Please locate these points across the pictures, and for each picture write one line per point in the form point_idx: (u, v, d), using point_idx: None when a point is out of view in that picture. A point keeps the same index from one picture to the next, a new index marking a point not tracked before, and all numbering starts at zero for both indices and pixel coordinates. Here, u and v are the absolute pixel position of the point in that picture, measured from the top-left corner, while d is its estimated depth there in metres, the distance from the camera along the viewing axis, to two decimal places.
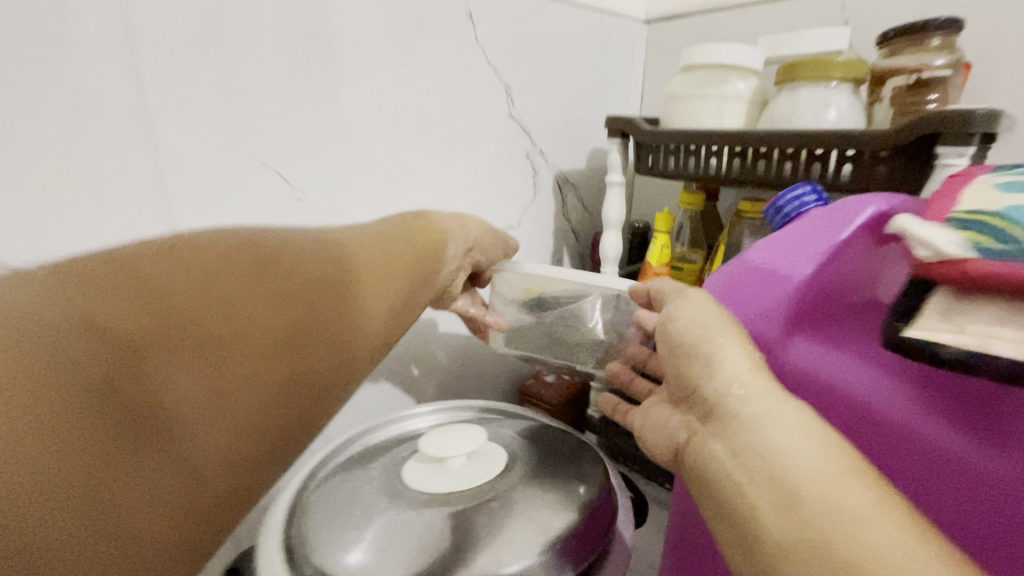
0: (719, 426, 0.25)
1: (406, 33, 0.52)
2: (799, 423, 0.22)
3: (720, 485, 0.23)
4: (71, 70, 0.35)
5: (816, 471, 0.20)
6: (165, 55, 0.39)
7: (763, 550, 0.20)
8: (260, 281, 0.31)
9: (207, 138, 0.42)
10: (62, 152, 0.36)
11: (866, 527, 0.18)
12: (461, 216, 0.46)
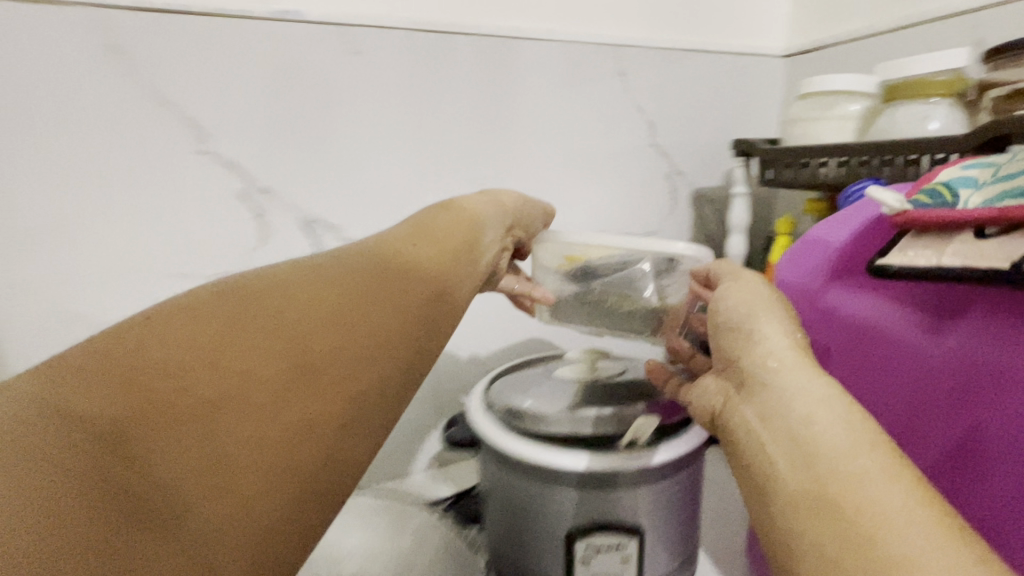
0: (749, 393, 0.33)
1: (574, 92, 0.74)
2: (822, 399, 0.29)
3: (749, 441, 0.31)
4: (386, 137, 0.65)
5: (833, 439, 0.27)
6: (432, 126, 0.67)
7: (781, 493, 0.27)
8: (269, 305, 0.31)
9: (446, 169, 0.69)
10: (378, 179, 0.66)
11: (873, 485, 0.25)
12: (494, 192, 0.51)
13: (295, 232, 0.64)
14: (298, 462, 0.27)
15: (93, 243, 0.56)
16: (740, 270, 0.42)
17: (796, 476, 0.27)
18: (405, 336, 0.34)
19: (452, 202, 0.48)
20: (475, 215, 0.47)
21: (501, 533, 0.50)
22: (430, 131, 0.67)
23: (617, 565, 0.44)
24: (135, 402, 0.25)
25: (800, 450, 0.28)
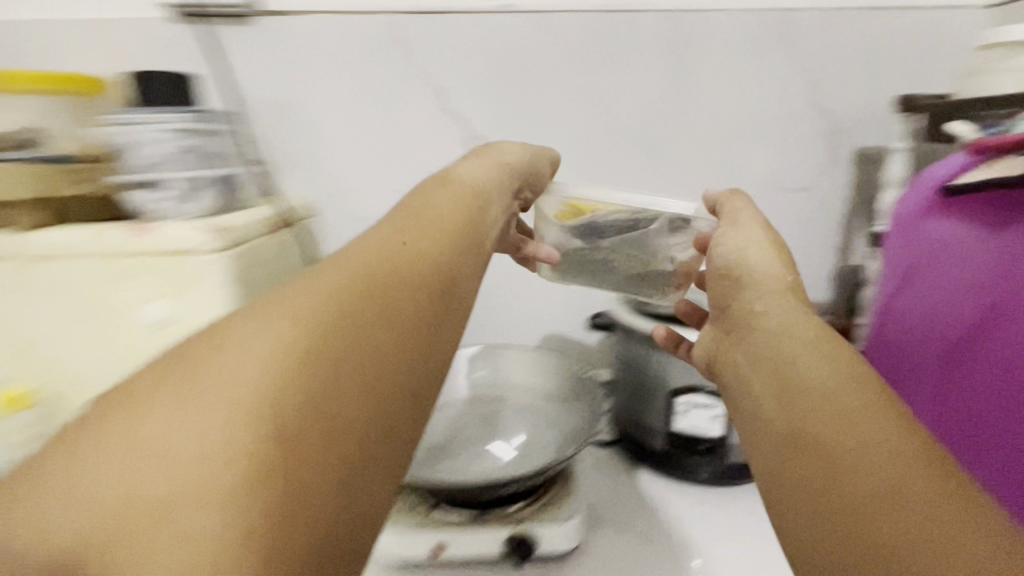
0: (743, 338, 0.40)
1: (729, 56, 0.79)
2: (812, 341, 0.35)
3: (748, 381, 0.37)
4: (558, 100, 0.81)
5: (818, 376, 0.33)
6: (598, 88, 0.81)
7: (769, 426, 0.34)
8: (267, 332, 0.30)
9: (608, 126, 0.82)
10: (554, 132, 0.83)
11: (850, 415, 0.30)
12: (490, 148, 0.53)
13: None
14: (355, 466, 0.28)
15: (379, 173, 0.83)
16: (742, 211, 0.49)
17: (789, 413, 0.33)
18: (421, 330, 0.33)
19: (443, 180, 0.45)
20: (471, 194, 0.44)
21: (620, 396, 0.68)
22: (616, 95, 0.81)
23: (705, 421, 0.59)
24: (166, 475, 0.25)
25: (799, 401, 0.33)
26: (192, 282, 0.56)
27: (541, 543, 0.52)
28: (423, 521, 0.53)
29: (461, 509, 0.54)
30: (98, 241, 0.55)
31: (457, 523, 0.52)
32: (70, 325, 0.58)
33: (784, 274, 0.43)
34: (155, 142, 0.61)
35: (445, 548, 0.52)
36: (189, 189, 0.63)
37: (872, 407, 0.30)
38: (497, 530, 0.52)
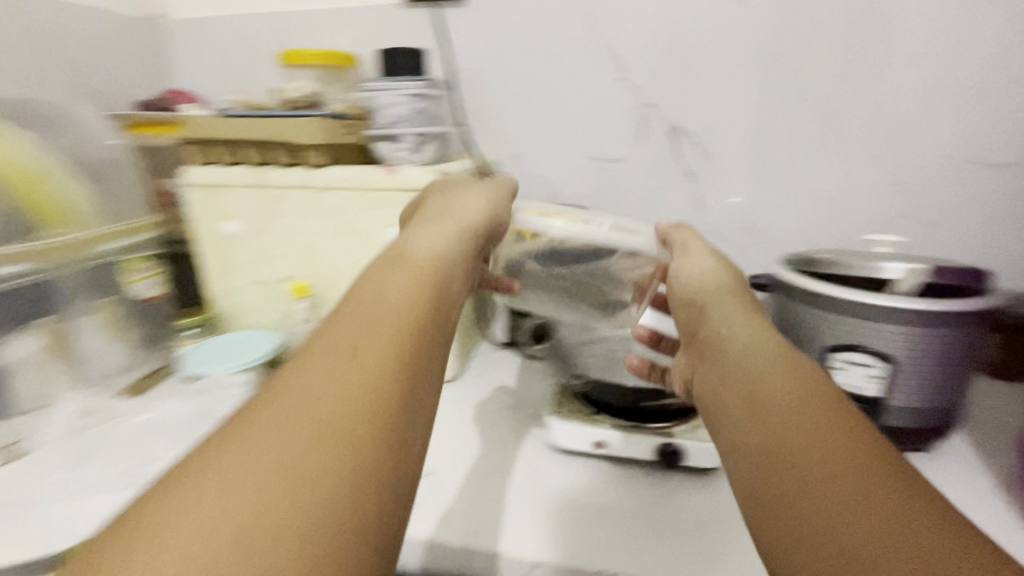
0: (712, 363, 0.45)
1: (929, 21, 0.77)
2: (773, 361, 0.41)
3: (719, 411, 0.42)
4: (734, 69, 0.86)
5: (775, 390, 0.39)
6: (777, 57, 0.84)
7: (740, 443, 0.39)
8: (235, 445, 0.30)
9: (784, 94, 0.85)
10: (727, 100, 0.88)
11: (802, 422, 0.36)
12: (445, 203, 0.57)
13: (665, 136, 0.92)
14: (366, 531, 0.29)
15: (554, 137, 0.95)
16: (689, 241, 0.58)
17: (754, 431, 0.38)
18: (395, 372, 0.35)
19: (402, 253, 0.45)
20: (433, 260, 0.45)
21: None
22: (784, 67, 0.84)
23: (865, 381, 0.62)
24: None
25: (762, 414, 0.38)
26: None
27: (687, 456, 0.60)
28: (587, 422, 0.64)
29: (618, 418, 0.64)
30: (358, 178, 0.73)
31: (615, 427, 0.63)
32: (335, 241, 0.77)
33: (738, 305, 0.48)
34: (394, 107, 0.78)
35: (604, 446, 0.62)
36: (415, 144, 0.79)
37: (823, 421, 0.36)
38: (650, 437, 0.61)
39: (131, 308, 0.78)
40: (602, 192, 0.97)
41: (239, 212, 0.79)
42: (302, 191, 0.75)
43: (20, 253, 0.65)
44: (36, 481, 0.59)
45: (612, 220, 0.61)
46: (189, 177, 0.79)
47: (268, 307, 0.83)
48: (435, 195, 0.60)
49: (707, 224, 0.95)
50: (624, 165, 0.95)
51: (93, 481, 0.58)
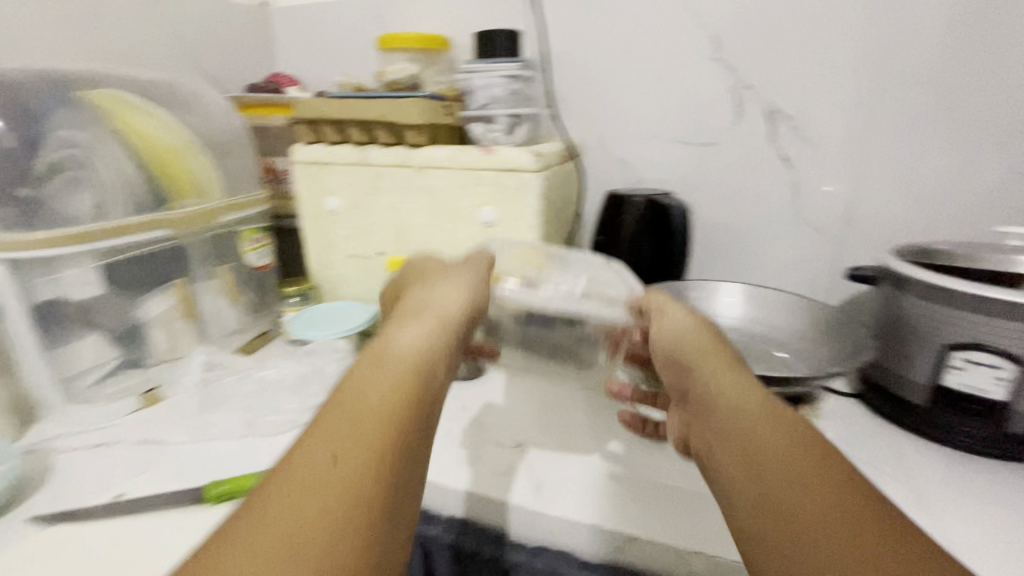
0: (705, 427, 0.43)
1: None
2: (765, 410, 0.40)
3: (716, 476, 0.40)
4: (844, 46, 0.82)
5: (768, 438, 0.38)
6: (892, 34, 0.79)
7: (739, 495, 0.37)
8: (220, 561, 0.28)
9: (897, 73, 0.81)
10: (834, 79, 0.84)
11: (797, 466, 0.35)
12: (417, 291, 0.50)
13: (760, 117, 0.89)
14: None
15: (642, 121, 0.94)
16: (666, 303, 0.53)
17: (752, 483, 0.36)
18: (395, 421, 0.36)
19: (380, 347, 0.41)
20: (413, 349, 0.41)
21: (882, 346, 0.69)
22: (897, 46, 0.79)
23: (988, 382, 0.57)
24: None
25: (759, 464, 0.37)
26: (518, 193, 0.74)
27: None
28: None
29: None
30: (456, 158, 0.75)
31: None
32: (430, 218, 0.80)
33: (731, 366, 0.46)
34: (489, 88, 0.79)
35: None
36: (508, 124, 0.80)
37: (819, 468, 0.35)
38: None
39: (245, 274, 0.86)
40: (690, 177, 0.95)
41: (341, 189, 0.83)
42: (402, 169, 0.79)
43: (167, 220, 0.71)
44: (173, 425, 0.66)
45: (578, 283, 0.57)
46: (296, 155, 0.84)
47: (364, 280, 0.88)
48: (412, 282, 0.54)
49: (802, 212, 0.91)
50: (715, 150, 0.92)
51: (222, 429, 0.65)
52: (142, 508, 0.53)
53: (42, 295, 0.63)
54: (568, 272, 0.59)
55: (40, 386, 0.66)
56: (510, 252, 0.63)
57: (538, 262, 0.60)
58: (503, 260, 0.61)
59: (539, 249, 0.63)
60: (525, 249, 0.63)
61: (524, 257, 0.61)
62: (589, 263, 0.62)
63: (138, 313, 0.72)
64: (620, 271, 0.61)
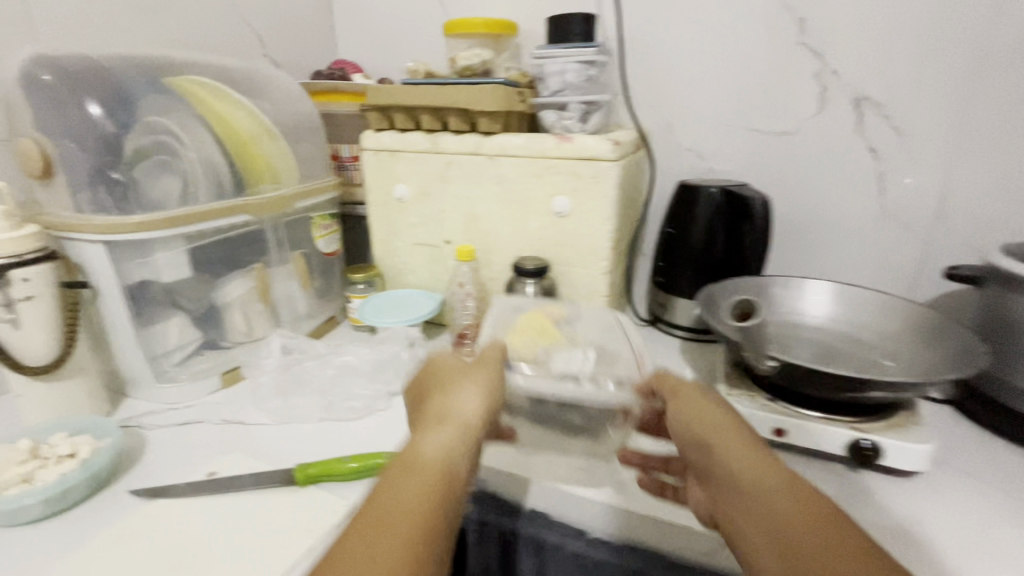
0: (732, 513, 0.42)
1: None
2: (783, 486, 0.40)
3: (751, 559, 0.39)
4: (948, 28, 0.76)
5: (787, 516, 0.38)
6: (1005, 15, 0.73)
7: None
8: None
9: (1008, 57, 0.74)
10: (933, 64, 0.78)
11: (822, 541, 0.36)
12: (438, 395, 0.47)
13: (847, 105, 0.84)
14: None
15: (716, 109, 0.90)
16: (678, 382, 0.51)
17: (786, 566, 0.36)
18: (423, 526, 0.36)
19: (398, 456, 0.41)
20: (434, 458, 0.40)
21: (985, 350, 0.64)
22: (1008, 27, 0.73)
23: None
24: None
25: (790, 548, 0.37)
26: (594, 183, 0.72)
27: (885, 454, 0.55)
28: (765, 408, 0.61)
29: (800, 406, 0.61)
30: (529, 146, 0.74)
31: (796, 416, 0.60)
32: (501, 207, 0.79)
33: (748, 440, 0.45)
34: (563, 74, 0.77)
35: (785, 434, 0.59)
36: (582, 112, 0.78)
37: (846, 544, 0.35)
38: (842, 431, 0.57)
39: (315, 259, 0.88)
40: (765, 168, 0.91)
41: (409, 177, 0.83)
42: (473, 157, 0.78)
43: (248, 206, 0.72)
44: (255, 406, 0.68)
45: (590, 360, 0.52)
46: (365, 142, 0.84)
47: (430, 269, 0.88)
48: (429, 382, 0.49)
49: (888, 206, 0.86)
50: (795, 140, 0.88)
51: (302, 412, 0.66)
52: (236, 486, 0.54)
53: (134, 276, 0.65)
54: (580, 348, 0.55)
55: (132, 364, 0.68)
56: (515, 324, 0.59)
57: (548, 337, 0.55)
58: (509, 337, 0.56)
59: (548, 316, 0.60)
60: (534, 316, 0.59)
61: (531, 328, 0.57)
62: (596, 333, 0.59)
63: (216, 295, 0.74)
64: (628, 337, 0.58)
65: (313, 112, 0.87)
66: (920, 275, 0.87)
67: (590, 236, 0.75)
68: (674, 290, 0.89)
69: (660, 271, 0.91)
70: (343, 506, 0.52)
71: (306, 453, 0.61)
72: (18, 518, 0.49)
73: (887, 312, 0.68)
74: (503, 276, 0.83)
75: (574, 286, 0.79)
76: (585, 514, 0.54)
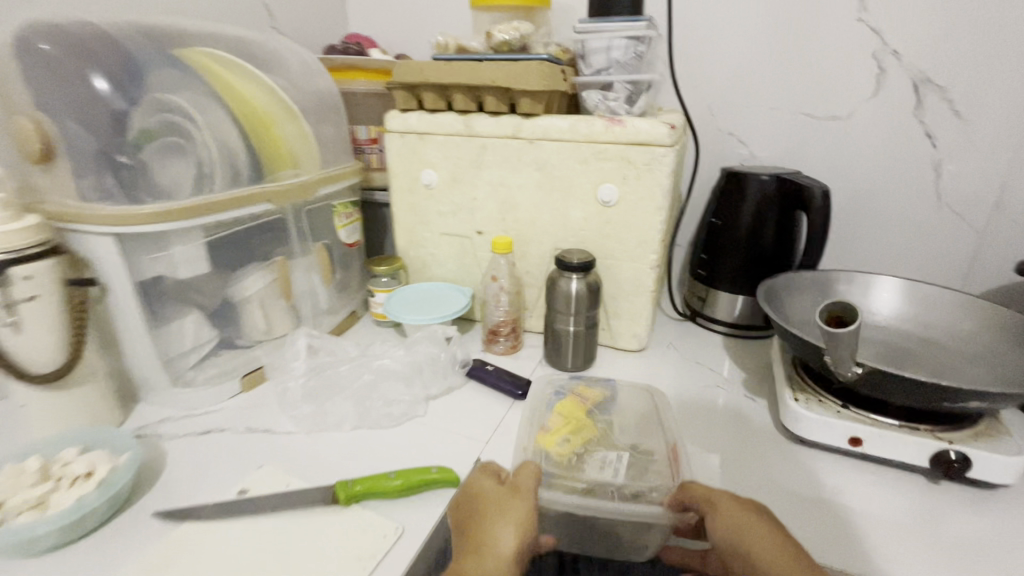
0: None
1: None
2: None
3: None
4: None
5: None
6: None
7: None
8: None
9: None
10: (1006, 44, 0.73)
11: None
12: (475, 522, 0.46)
13: (906, 88, 0.78)
14: None
15: (763, 91, 0.84)
16: (712, 492, 0.48)
17: None
18: None
19: None
20: None
21: None
22: None
23: None
24: None
25: None
26: (646, 170, 0.67)
27: (975, 465, 0.52)
28: (840, 415, 0.57)
29: (877, 413, 0.56)
30: (575, 129, 0.68)
31: (876, 423, 0.55)
32: (541, 196, 0.73)
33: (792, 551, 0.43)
34: (609, 50, 0.70)
35: (861, 443, 0.56)
36: (627, 92, 0.72)
37: None
38: (926, 441, 0.53)
39: (336, 250, 0.82)
40: (814, 154, 0.85)
41: (440, 162, 0.77)
42: (512, 141, 0.72)
43: (271, 193, 0.66)
44: (282, 412, 0.62)
45: (621, 466, 0.55)
46: (391, 123, 0.77)
47: (459, 261, 0.83)
48: (466, 501, 0.48)
49: (943, 196, 0.81)
50: (848, 124, 0.82)
51: (336, 419, 0.61)
52: (274, 505, 0.50)
53: (147, 272, 0.59)
54: (614, 448, 0.58)
55: (145, 368, 0.62)
56: (550, 416, 0.61)
57: (581, 435, 0.58)
58: (548, 430, 0.59)
59: (581, 406, 0.63)
60: (568, 407, 0.62)
61: (567, 424, 0.59)
62: (630, 428, 0.62)
63: (234, 290, 0.68)
64: (663, 429, 0.60)
65: (332, 91, 0.80)
66: (971, 266, 0.83)
67: (639, 228, 0.70)
68: (718, 284, 0.84)
69: (701, 264, 0.86)
70: (395, 529, 0.48)
71: (346, 465, 0.56)
72: (31, 549, 0.44)
73: (953, 310, 0.66)
74: (540, 269, 0.78)
75: (618, 280, 0.74)
76: (655, 534, 0.50)
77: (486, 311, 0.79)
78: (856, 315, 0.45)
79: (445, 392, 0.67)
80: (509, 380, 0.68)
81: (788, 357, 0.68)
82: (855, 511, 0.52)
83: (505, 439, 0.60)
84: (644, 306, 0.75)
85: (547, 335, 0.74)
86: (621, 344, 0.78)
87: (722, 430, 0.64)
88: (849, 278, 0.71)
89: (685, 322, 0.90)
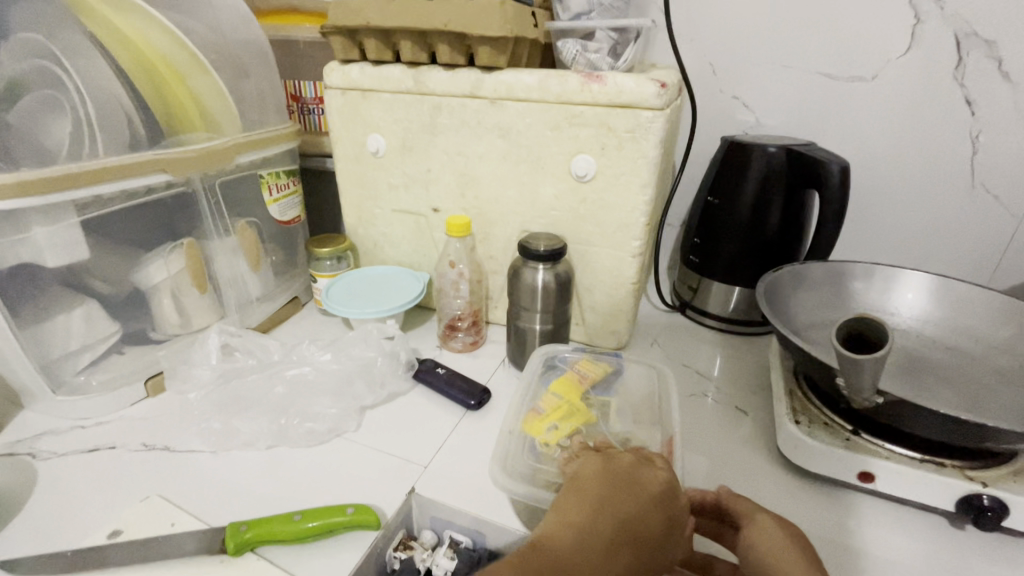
0: None
1: None
2: None
3: None
4: None
5: None
6: None
7: None
8: None
9: None
10: None
11: None
12: (635, 534, 0.36)
13: (947, 43, 0.65)
14: None
15: (775, 45, 0.71)
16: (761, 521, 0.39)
17: None
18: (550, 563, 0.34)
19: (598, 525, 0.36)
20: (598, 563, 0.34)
21: None
22: None
23: None
24: None
25: None
26: (630, 139, 0.55)
27: (1013, 512, 0.42)
28: (847, 444, 0.47)
29: (893, 443, 0.47)
30: (545, 86, 0.56)
31: (896, 457, 0.46)
32: (505, 168, 0.62)
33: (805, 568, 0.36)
34: None
35: (874, 479, 0.46)
36: (611, 42, 0.59)
37: None
38: (954, 481, 0.44)
39: (271, 231, 0.71)
40: (830, 123, 0.73)
41: (388, 126, 0.65)
42: (470, 101, 0.60)
43: (168, 162, 0.53)
44: (187, 425, 0.52)
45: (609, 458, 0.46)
46: (330, 78, 0.65)
47: (414, 241, 0.71)
48: (648, 497, 0.38)
49: (978, 173, 0.70)
50: (873, 87, 0.70)
51: (247, 436, 0.51)
52: (151, 553, 0.40)
53: (6, 260, 0.47)
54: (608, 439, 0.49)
55: (19, 373, 0.52)
56: (542, 397, 0.53)
57: (574, 422, 0.49)
58: (535, 410, 0.51)
59: (578, 385, 0.54)
60: (564, 388, 0.53)
61: (560, 407, 0.51)
62: (628, 410, 0.53)
63: (138, 277, 0.57)
64: (661, 417, 0.52)
65: (262, 36, 0.66)
66: (1002, 255, 0.73)
67: (620, 208, 0.59)
68: (711, 274, 0.73)
69: (693, 249, 0.75)
70: None
71: (252, 493, 0.46)
72: None
73: (989, 314, 0.55)
74: (505, 254, 0.67)
75: (594, 269, 0.63)
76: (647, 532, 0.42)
77: (442, 300, 0.68)
78: (890, 340, 0.34)
79: (385, 400, 0.57)
80: (461, 387, 0.57)
81: (788, 366, 0.58)
82: (865, 559, 0.43)
83: (449, 461, 0.50)
84: (625, 299, 0.64)
85: (510, 331, 0.64)
86: (597, 341, 0.67)
87: (711, 449, 0.54)
88: (866, 272, 0.61)
89: (674, 314, 0.79)
